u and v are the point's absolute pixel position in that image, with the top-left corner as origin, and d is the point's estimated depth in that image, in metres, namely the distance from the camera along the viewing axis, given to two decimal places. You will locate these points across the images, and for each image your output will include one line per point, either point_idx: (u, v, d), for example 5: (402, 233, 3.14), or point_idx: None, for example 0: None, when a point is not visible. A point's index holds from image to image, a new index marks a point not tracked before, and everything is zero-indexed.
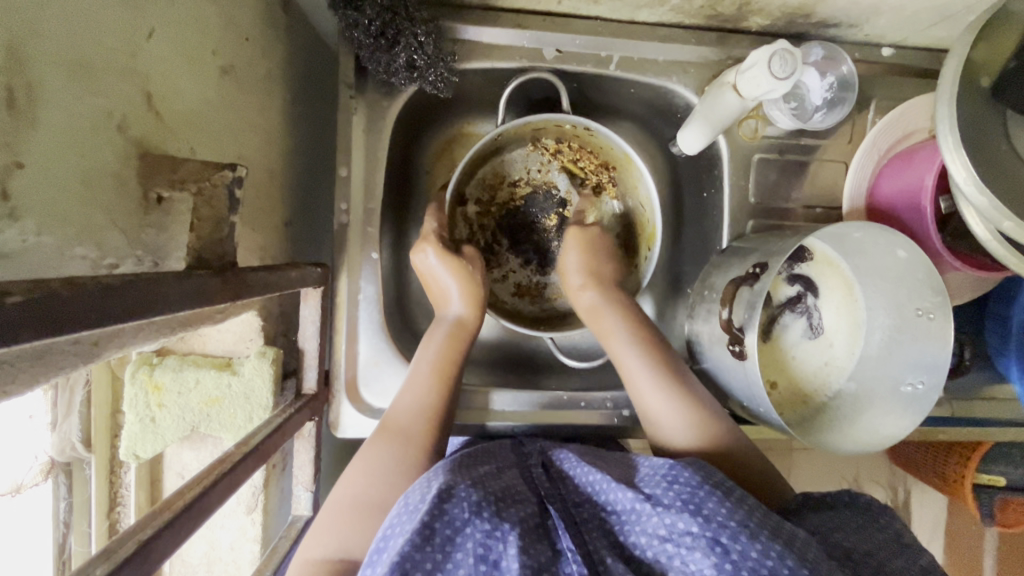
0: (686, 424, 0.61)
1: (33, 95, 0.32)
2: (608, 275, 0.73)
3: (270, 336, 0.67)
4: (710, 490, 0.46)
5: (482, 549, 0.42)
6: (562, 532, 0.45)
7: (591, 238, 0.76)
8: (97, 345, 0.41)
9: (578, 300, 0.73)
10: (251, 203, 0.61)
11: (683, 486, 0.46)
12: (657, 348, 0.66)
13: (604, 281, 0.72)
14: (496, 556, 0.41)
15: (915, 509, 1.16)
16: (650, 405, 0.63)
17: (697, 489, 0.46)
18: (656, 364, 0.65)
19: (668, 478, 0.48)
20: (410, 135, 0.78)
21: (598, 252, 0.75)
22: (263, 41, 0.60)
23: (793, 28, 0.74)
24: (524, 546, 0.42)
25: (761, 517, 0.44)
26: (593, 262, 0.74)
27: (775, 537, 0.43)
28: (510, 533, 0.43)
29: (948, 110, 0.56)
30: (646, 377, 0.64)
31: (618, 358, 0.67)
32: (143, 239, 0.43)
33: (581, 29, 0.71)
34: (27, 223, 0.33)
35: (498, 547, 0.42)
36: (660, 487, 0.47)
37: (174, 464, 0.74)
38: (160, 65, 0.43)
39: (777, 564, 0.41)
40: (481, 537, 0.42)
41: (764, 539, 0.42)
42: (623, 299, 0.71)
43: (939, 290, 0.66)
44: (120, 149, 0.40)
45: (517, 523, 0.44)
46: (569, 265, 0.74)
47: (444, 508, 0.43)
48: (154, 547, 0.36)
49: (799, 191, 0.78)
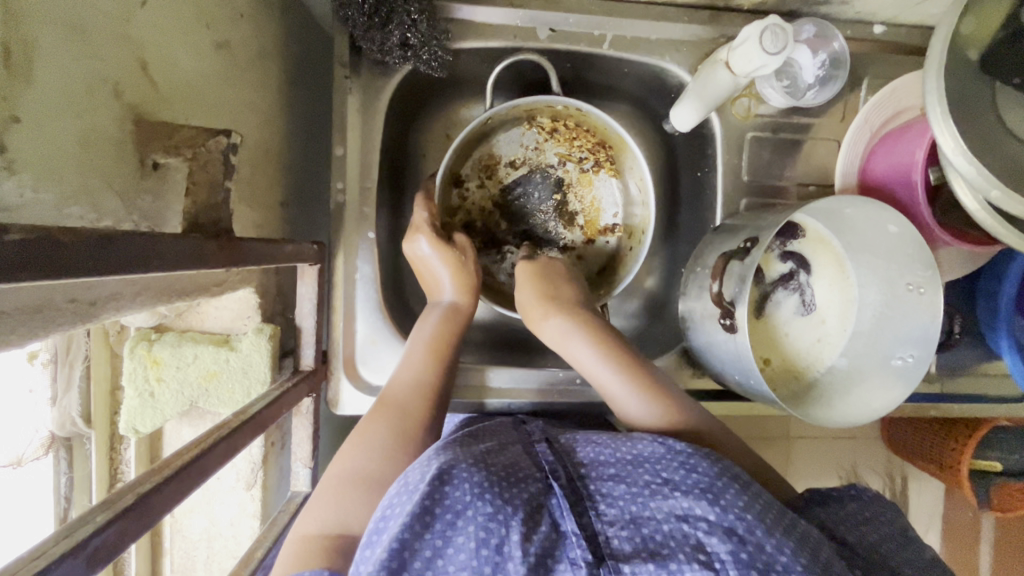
0: (654, 412, 0.60)
1: (30, 52, 0.33)
2: (566, 297, 0.71)
3: (268, 313, 0.68)
4: (728, 481, 0.46)
5: (484, 533, 0.42)
6: (567, 514, 0.45)
7: (543, 269, 0.75)
8: (95, 307, 0.42)
9: (542, 329, 0.70)
10: (248, 179, 0.62)
11: (701, 475, 0.47)
12: (622, 353, 0.66)
13: (563, 304, 0.70)
14: (498, 540, 0.42)
15: (909, 492, 1.16)
16: (617, 399, 0.63)
17: (716, 479, 0.46)
18: (619, 364, 0.64)
19: (687, 465, 0.48)
20: (404, 116, 0.78)
21: (554, 281, 0.74)
22: (257, 17, 0.60)
23: (785, 5, 0.74)
24: (527, 531, 0.43)
25: (777, 514, 0.46)
26: (548, 289, 0.72)
27: (788, 535, 0.44)
28: (513, 517, 0.43)
29: (935, 82, 0.57)
30: (609, 378, 0.64)
31: (582, 364, 0.67)
32: (140, 205, 0.44)
33: (573, 8, 0.72)
34: (24, 177, 0.33)
35: (500, 531, 0.42)
36: (678, 472, 0.47)
37: (173, 440, 0.75)
38: (154, 33, 0.44)
39: (790, 561, 0.42)
40: (483, 521, 0.42)
41: (778, 535, 0.44)
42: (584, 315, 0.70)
43: (930, 264, 0.67)
44: (115, 114, 0.40)
45: (520, 506, 0.44)
46: (523, 300, 0.73)
47: (445, 492, 0.43)
48: (154, 500, 0.37)
49: (792, 169, 0.78)
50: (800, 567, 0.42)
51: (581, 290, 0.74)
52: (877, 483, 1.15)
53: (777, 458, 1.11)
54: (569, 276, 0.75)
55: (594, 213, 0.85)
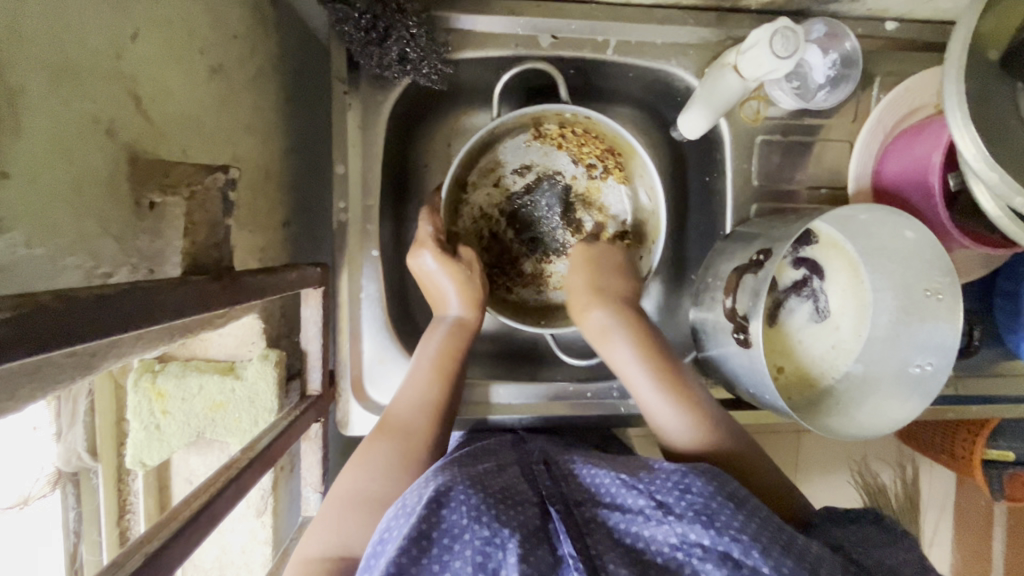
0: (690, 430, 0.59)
1: (17, 102, 0.32)
2: (617, 293, 0.69)
3: (273, 339, 0.67)
4: (723, 501, 0.44)
5: (480, 557, 0.40)
6: (564, 537, 0.43)
7: (597, 256, 0.73)
8: (96, 357, 0.41)
9: (586, 319, 0.68)
10: (248, 204, 0.60)
11: (696, 496, 0.44)
12: (665, 363, 0.63)
13: (613, 299, 0.68)
14: (495, 565, 0.40)
15: (925, 487, 1.15)
16: (651, 407, 0.62)
17: (711, 499, 0.44)
18: (659, 370, 0.62)
19: (680, 486, 0.45)
20: (405, 128, 0.76)
21: (608, 272, 0.72)
22: (251, 37, 0.58)
23: (795, 4, 0.72)
24: (524, 553, 0.40)
25: (773, 532, 0.43)
26: (601, 281, 0.70)
27: (787, 553, 0.41)
28: (510, 540, 0.41)
29: (956, 85, 0.54)
30: (648, 383, 0.62)
31: (620, 367, 0.65)
32: (137, 246, 0.42)
33: (576, 14, 0.70)
34: (17, 234, 0.32)
35: (497, 554, 0.40)
36: (671, 494, 0.45)
37: (181, 470, 0.74)
38: (146, 66, 0.42)
39: None
40: (480, 545, 0.40)
41: (776, 555, 0.41)
42: (633, 318, 0.67)
43: (948, 270, 0.65)
44: (109, 155, 0.39)
45: (517, 528, 0.42)
46: (576, 283, 0.71)
47: (442, 516, 0.42)
48: (164, 557, 0.36)
49: (804, 172, 0.76)
50: None
51: (636, 287, 0.71)
52: (891, 478, 1.13)
53: (788, 457, 1.09)
54: (624, 267, 0.73)
55: (602, 221, 0.83)
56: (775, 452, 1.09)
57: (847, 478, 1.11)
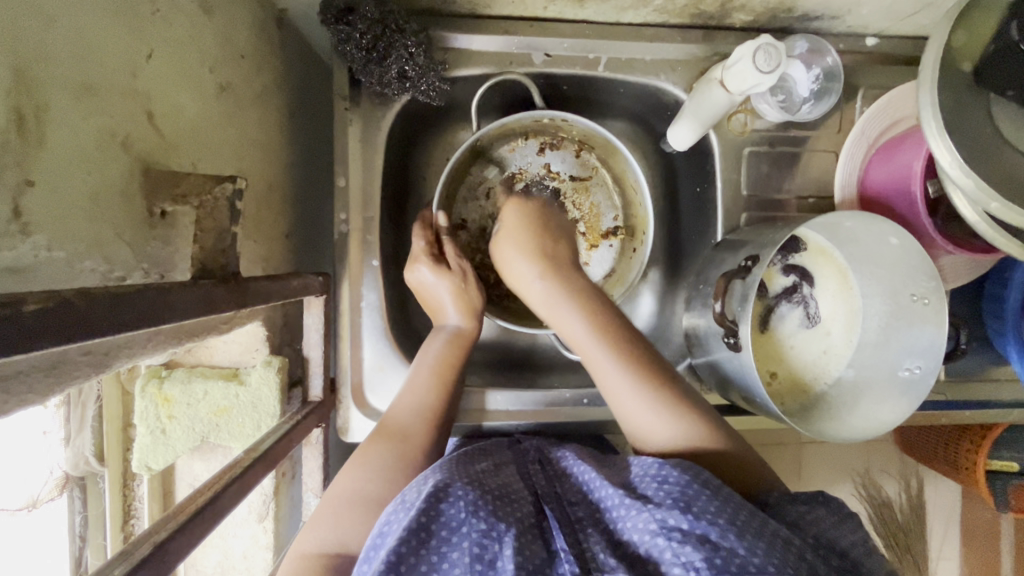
0: (649, 407, 0.57)
1: (43, 117, 0.34)
2: (559, 259, 0.69)
3: (275, 345, 0.69)
4: (699, 488, 0.44)
5: (477, 549, 0.41)
6: (557, 532, 0.44)
7: (535, 216, 0.72)
8: (109, 355, 0.43)
9: (530, 290, 0.67)
10: (253, 215, 0.63)
11: (673, 485, 0.45)
12: (633, 351, 0.61)
13: (555, 268, 0.67)
14: (492, 556, 0.41)
15: (928, 498, 1.14)
16: (610, 386, 0.60)
17: (687, 486, 0.45)
18: (629, 362, 0.60)
19: (658, 477, 0.46)
20: (405, 143, 0.79)
21: (544, 232, 0.71)
22: (257, 57, 0.61)
23: (777, 22, 0.75)
24: (520, 546, 0.42)
25: (747, 518, 0.43)
26: (541, 246, 0.69)
27: (760, 536, 0.42)
28: (506, 533, 0.42)
29: (930, 97, 0.56)
30: (602, 354, 0.61)
31: (580, 350, 0.63)
32: (149, 252, 0.45)
33: (568, 33, 0.73)
34: (39, 238, 0.35)
35: (493, 547, 0.41)
36: (651, 487, 0.46)
37: (185, 475, 0.76)
38: (160, 85, 0.45)
39: (763, 560, 0.40)
40: (477, 537, 0.41)
41: (751, 537, 0.42)
42: (587, 291, 0.66)
43: (933, 275, 0.66)
44: (125, 167, 0.41)
45: (513, 523, 0.43)
46: (508, 256, 0.69)
47: (441, 509, 0.43)
48: (170, 548, 0.37)
49: (791, 181, 0.78)
50: (773, 566, 0.40)
51: (571, 251, 0.71)
52: (893, 490, 1.13)
53: (787, 467, 1.10)
54: (557, 228, 0.73)
55: (592, 219, 0.85)
56: (775, 461, 1.09)
57: (849, 490, 1.11)
